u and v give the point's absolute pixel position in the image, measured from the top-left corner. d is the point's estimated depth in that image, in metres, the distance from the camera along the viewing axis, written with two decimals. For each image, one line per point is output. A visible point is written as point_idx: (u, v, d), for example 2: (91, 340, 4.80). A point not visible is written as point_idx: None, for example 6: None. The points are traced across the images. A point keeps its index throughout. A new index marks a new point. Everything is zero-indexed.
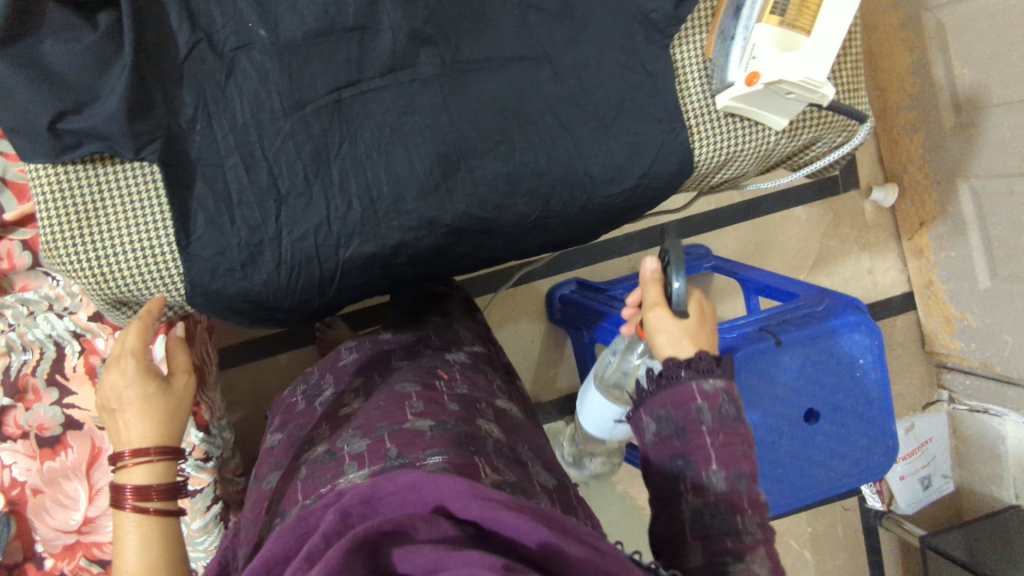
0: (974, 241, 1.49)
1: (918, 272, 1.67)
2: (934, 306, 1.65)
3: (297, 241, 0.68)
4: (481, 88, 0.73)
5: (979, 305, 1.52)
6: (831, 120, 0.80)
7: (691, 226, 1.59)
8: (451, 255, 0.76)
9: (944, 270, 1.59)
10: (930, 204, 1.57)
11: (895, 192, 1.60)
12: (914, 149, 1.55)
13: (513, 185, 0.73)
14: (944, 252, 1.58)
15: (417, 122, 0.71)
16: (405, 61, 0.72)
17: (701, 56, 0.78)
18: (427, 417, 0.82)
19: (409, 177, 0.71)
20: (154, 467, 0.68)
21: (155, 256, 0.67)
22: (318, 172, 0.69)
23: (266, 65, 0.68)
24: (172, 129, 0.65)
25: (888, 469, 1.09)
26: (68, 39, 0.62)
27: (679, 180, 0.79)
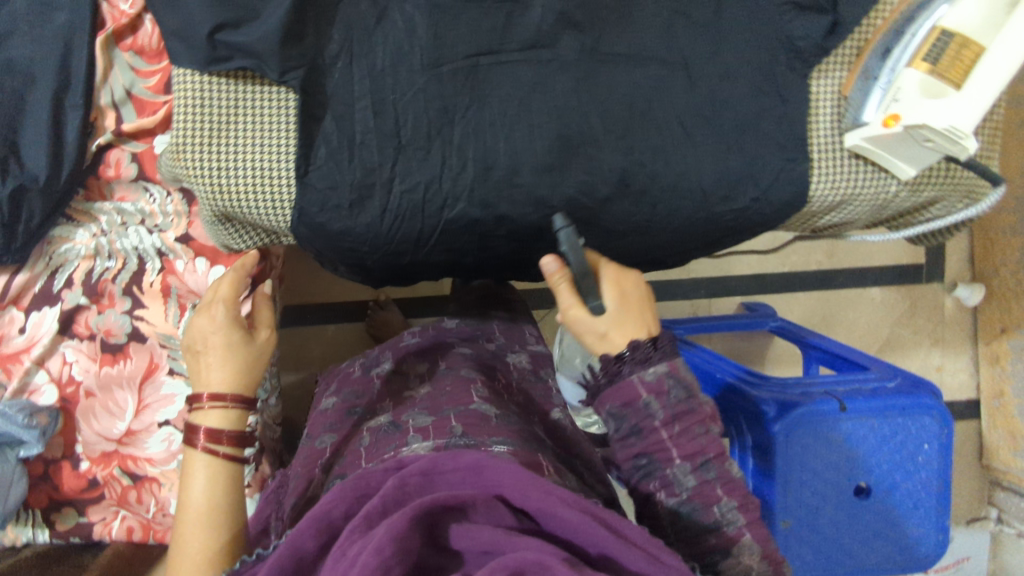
0: None
1: (988, 381, 1.60)
2: (1000, 417, 1.57)
3: (409, 193, 0.70)
4: (614, 82, 0.73)
5: None
6: (957, 180, 0.78)
7: (761, 285, 1.57)
8: (550, 237, 0.76)
9: (1018, 383, 1.52)
10: (1015, 311, 1.51)
11: (981, 293, 1.56)
12: (1009, 253, 1.49)
13: (626, 182, 0.73)
14: (1023, 364, 1.51)
15: (545, 103, 0.71)
16: (546, 42, 0.72)
17: (838, 94, 0.77)
18: (491, 404, 0.85)
19: (527, 151, 0.70)
20: (226, 413, 0.76)
21: (271, 179, 0.69)
22: (441, 130, 0.70)
23: (416, 18, 0.70)
24: (315, 61, 0.68)
25: (933, 564, 1.03)
26: None
27: (788, 214, 0.77)
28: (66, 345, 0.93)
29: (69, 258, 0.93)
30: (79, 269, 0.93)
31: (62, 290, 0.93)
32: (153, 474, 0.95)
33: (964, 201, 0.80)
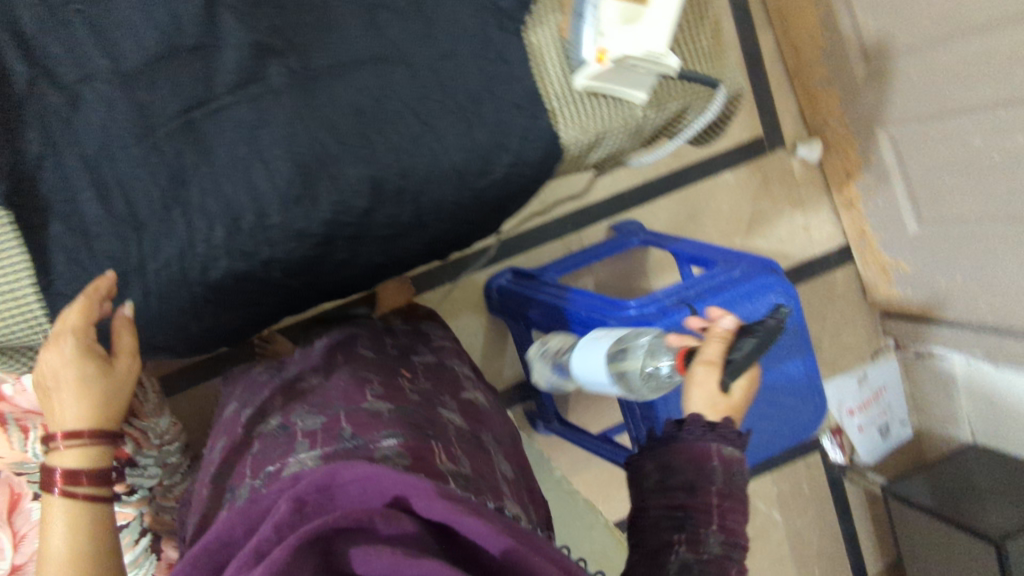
0: (898, 188, 1.57)
1: (851, 223, 1.68)
2: (871, 256, 1.66)
3: (203, 241, 0.88)
4: (331, 94, 0.89)
5: (908, 249, 1.60)
6: (690, 91, 0.97)
7: (618, 206, 1.63)
8: (344, 236, 0.91)
9: (875, 218, 1.64)
10: (853, 156, 1.63)
11: (820, 147, 1.67)
12: (832, 103, 1.61)
13: (374, 187, 0.89)
14: (872, 202, 1.64)
15: (275, 138, 0.87)
16: (255, 72, 0.87)
17: (557, 38, 0.94)
18: (384, 402, 0.96)
19: (269, 190, 0.87)
20: (83, 451, 0.76)
21: (15, 295, 0.86)
22: (178, 194, 0.87)
23: (113, 94, 0.86)
24: (16, 166, 0.84)
25: (817, 427, 1.10)
26: None
27: (548, 162, 0.95)
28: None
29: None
30: None
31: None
32: None
33: (679, 99, 0.98)
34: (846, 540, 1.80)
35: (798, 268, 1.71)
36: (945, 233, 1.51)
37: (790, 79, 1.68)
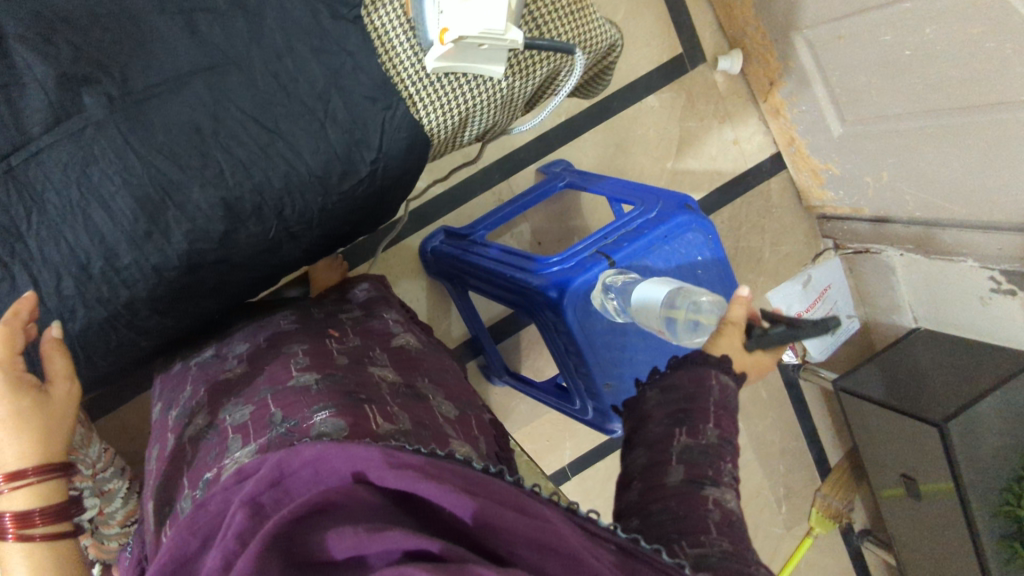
0: (819, 91, 1.39)
1: (779, 130, 1.57)
2: (801, 161, 1.57)
3: (61, 248, 0.57)
4: (163, 116, 0.57)
5: (838, 153, 1.45)
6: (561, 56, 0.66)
7: (546, 143, 1.39)
8: (257, 206, 0.61)
9: (801, 126, 1.49)
10: (773, 62, 1.45)
11: (741, 58, 1.50)
12: (747, 9, 1.42)
13: (234, 210, 0.60)
14: (797, 108, 1.47)
15: (146, 78, 0.57)
16: (69, 109, 0.56)
17: (403, 16, 0.61)
18: (312, 370, 0.63)
19: (117, 233, 0.58)
20: (39, 491, 0.50)
21: None
22: (15, 252, 0.57)
23: None
24: None
25: None
26: None
27: (417, 153, 0.65)
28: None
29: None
30: None
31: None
32: None
33: (587, 13, 0.67)
34: (807, 439, 1.52)
35: (731, 184, 1.58)
36: (867, 133, 1.33)
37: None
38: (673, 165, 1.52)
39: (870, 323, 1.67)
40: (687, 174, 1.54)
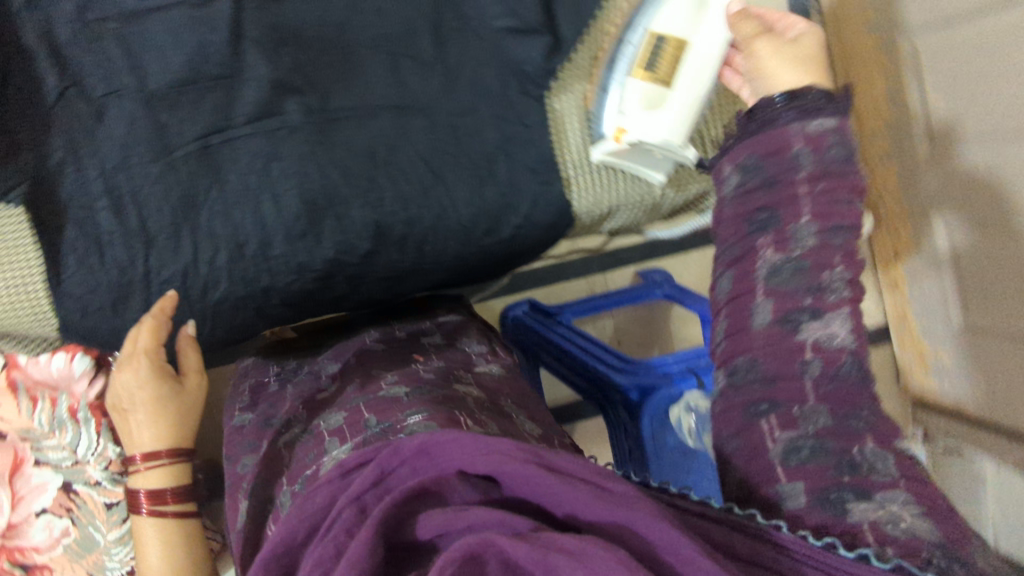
0: (947, 279, 1.38)
1: (894, 304, 1.59)
2: (909, 340, 1.56)
3: (227, 225, 0.63)
4: (348, 139, 0.63)
5: (950, 343, 1.42)
6: None
7: (652, 250, 1.39)
8: (403, 236, 0.65)
9: (917, 304, 1.49)
10: (905, 235, 1.46)
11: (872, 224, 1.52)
12: (891, 180, 1.46)
13: (382, 234, 0.64)
14: (918, 286, 1.47)
15: (343, 100, 0.63)
16: (270, 110, 0.62)
17: (583, 107, 0.66)
18: (402, 383, 0.69)
19: (277, 225, 0.63)
20: (162, 475, 0.70)
21: (23, 298, 0.61)
22: (187, 217, 0.62)
23: (99, 31, 0.60)
24: (41, 172, 0.60)
25: None
26: None
27: (558, 232, 0.69)
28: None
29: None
30: None
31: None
32: (42, 561, 0.86)
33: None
34: None
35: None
36: (984, 332, 1.30)
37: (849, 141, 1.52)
38: None
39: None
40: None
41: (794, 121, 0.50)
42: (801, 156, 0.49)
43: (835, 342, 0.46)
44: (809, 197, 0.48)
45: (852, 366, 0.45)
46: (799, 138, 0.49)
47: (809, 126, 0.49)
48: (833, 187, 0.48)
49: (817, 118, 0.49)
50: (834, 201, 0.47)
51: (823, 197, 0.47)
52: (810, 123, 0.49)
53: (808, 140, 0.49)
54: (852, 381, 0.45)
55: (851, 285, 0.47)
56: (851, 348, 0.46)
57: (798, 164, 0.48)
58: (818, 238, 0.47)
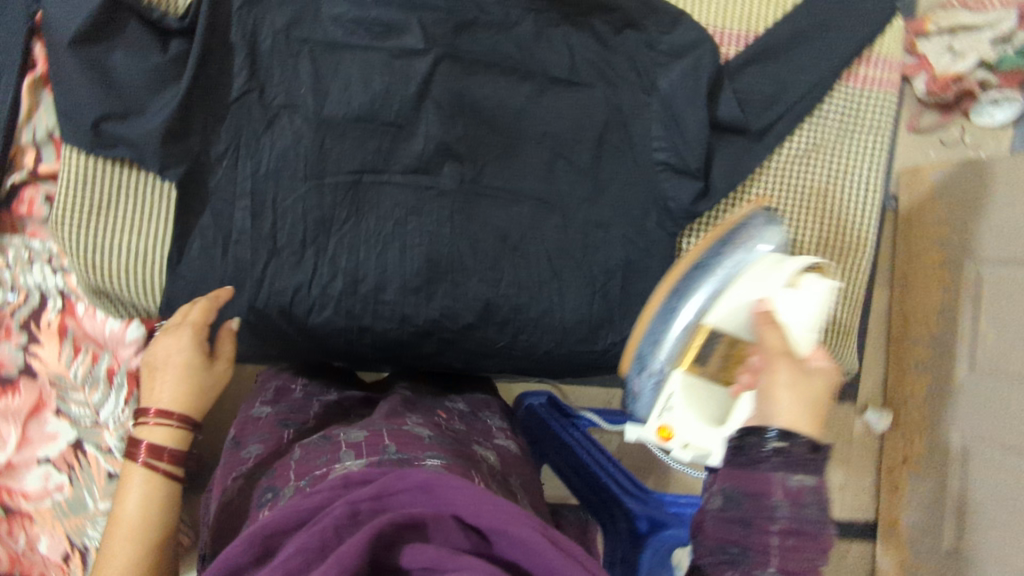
0: (953, 486, 1.21)
1: (887, 506, 1.40)
2: (892, 545, 1.37)
3: (351, 258, 0.64)
4: (487, 217, 0.66)
5: (939, 566, 1.24)
6: None
7: None
8: (506, 319, 0.67)
9: (913, 517, 1.32)
10: (919, 443, 1.31)
11: (889, 421, 1.38)
12: (918, 389, 1.31)
13: (489, 313, 0.66)
14: (919, 498, 1.31)
15: (495, 180, 0.66)
16: (426, 168, 0.65)
17: None
18: (426, 428, 0.59)
19: (395, 273, 0.65)
20: (172, 433, 0.61)
21: (144, 264, 0.63)
22: (316, 240, 0.64)
23: (299, 49, 0.63)
24: (200, 159, 0.62)
25: None
26: (137, 53, 0.59)
27: None
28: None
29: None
30: None
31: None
32: None
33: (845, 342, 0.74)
34: None
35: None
36: (978, 572, 1.13)
37: (887, 339, 1.41)
38: None
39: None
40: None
41: (779, 470, 0.45)
42: (781, 507, 0.43)
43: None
44: (779, 551, 0.43)
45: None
46: (783, 489, 0.44)
47: (789, 480, 0.44)
48: (807, 546, 0.43)
49: (817, 473, 0.45)
50: (806, 559, 0.43)
51: (797, 550, 0.43)
52: (791, 477, 0.44)
53: (791, 491, 0.44)
54: (814, 520, 0.44)
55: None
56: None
57: (774, 509, 0.43)
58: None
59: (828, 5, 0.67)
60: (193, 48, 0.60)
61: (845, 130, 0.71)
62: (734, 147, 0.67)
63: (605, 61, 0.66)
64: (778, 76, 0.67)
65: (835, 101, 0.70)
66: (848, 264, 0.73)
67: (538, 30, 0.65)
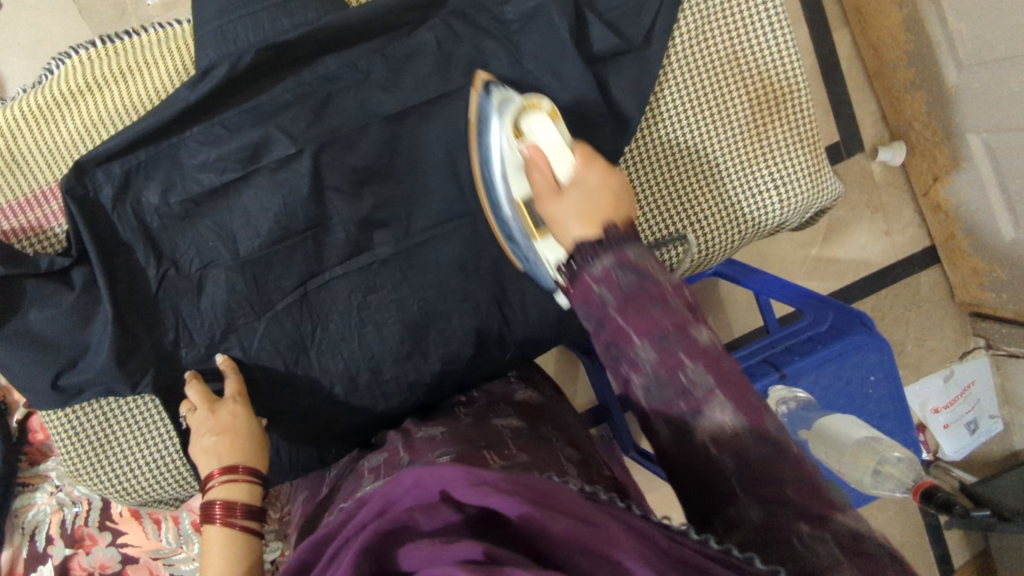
0: (993, 192, 1.15)
1: (936, 225, 1.29)
2: (960, 260, 1.28)
3: (338, 361, 0.67)
4: (436, 259, 0.67)
5: (1009, 261, 1.17)
6: (794, 203, 0.73)
7: None
8: (501, 335, 0.70)
9: (966, 225, 1.23)
10: (942, 157, 1.20)
11: (905, 151, 1.24)
12: (918, 106, 1.19)
13: (485, 340, 0.69)
14: (966, 206, 1.21)
15: (425, 222, 0.67)
16: (359, 248, 0.66)
17: (654, 176, 0.71)
18: (439, 425, 0.61)
19: (382, 351, 0.67)
20: (242, 489, 0.59)
21: (168, 466, 0.66)
22: (298, 361, 0.66)
23: (182, 209, 0.62)
24: (162, 356, 0.63)
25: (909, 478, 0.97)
26: (51, 304, 0.60)
27: None
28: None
29: (40, 520, 0.88)
30: (49, 524, 0.88)
31: (46, 547, 0.88)
32: None
33: (823, 178, 0.74)
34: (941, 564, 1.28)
35: (876, 273, 1.30)
36: None
37: (869, 76, 1.26)
38: (819, 255, 1.27)
39: (1021, 453, 1.37)
40: (835, 262, 1.27)
41: (585, 268, 0.47)
42: (604, 293, 0.46)
43: (727, 429, 0.41)
44: (627, 323, 0.45)
45: (753, 441, 0.41)
46: (591, 279, 0.46)
47: (594, 269, 0.47)
48: (641, 304, 0.44)
49: (612, 248, 0.47)
50: (648, 313, 0.44)
51: (636, 313, 0.44)
52: (593, 266, 0.47)
53: (600, 277, 0.46)
54: (633, 290, 0.45)
55: (711, 371, 0.43)
56: (747, 425, 0.41)
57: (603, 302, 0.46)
58: (657, 351, 0.44)
59: None
60: (96, 272, 0.60)
61: None
62: (628, 67, 0.67)
63: (466, 59, 0.65)
64: None
65: None
66: (788, 108, 0.72)
67: (389, 64, 0.64)
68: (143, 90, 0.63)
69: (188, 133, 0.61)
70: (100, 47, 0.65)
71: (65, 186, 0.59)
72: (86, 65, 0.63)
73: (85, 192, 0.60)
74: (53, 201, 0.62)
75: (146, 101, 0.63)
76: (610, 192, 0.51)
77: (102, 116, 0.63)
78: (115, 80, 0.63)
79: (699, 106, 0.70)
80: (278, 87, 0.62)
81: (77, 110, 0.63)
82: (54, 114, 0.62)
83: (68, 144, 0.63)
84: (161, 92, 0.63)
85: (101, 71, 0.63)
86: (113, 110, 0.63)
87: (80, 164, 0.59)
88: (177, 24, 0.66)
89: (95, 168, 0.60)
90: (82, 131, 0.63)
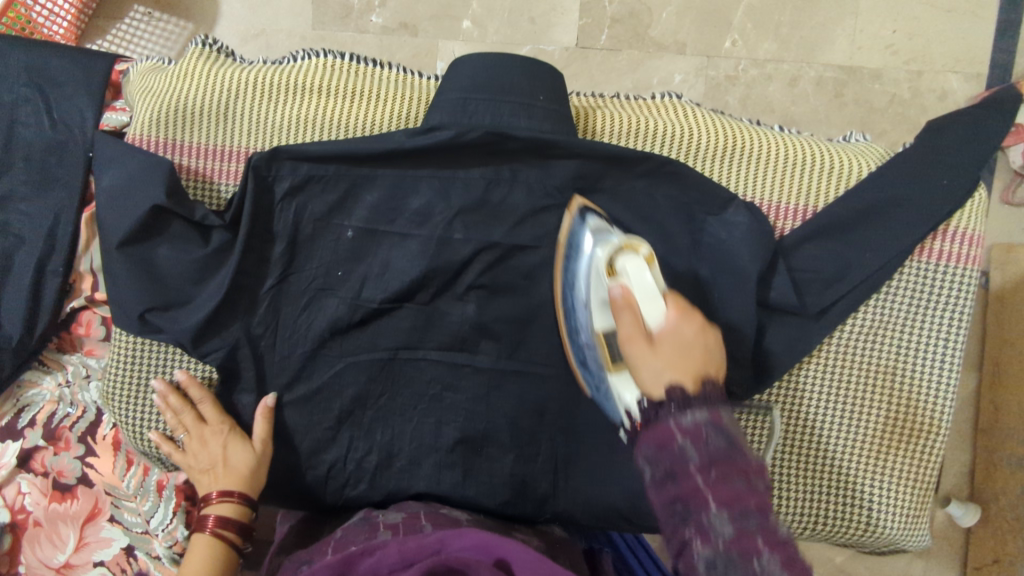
0: None
1: None
2: None
3: (386, 433, 0.65)
4: (523, 394, 0.66)
5: None
6: (879, 536, 0.67)
7: None
8: (545, 497, 0.66)
9: None
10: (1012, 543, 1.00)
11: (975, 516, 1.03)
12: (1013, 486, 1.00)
13: (524, 490, 0.66)
14: None
15: (533, 353, 0.66)
16: (465, 344, 0.66)
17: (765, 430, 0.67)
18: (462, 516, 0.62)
19: (431, 448, 0.65)
20: (232, 505, 0.63)
21: None
22: (351, 414, 0.65)
23: (335, 227, 0.64)
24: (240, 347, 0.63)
25: None
26: (181, 247, 0.61)
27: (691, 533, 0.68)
28: (22, 476, 0.86)
29: (35, 400, 0.88)
30: (42, 411, 0.88)
31: (24, 428, 0.88)
32: None
33: (918, 526, 0.68)
34: None
35: None
36: None
37: (975, 430, 1.09)
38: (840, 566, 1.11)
39: None
40: None
41: (673, 414, 0.43)
42: (688, 448, 0.41)
43: None
44: (710, 488, 0.39)
45: None
46: (679, 428, 0.42)
47: (683, 420, 0.42)
48: (728, 474, 0.40)
49: (710, 406, 0.43)
50: (733, 486, 0.40)
51: (720, 482, 0.40)
52: (684, 416, 0.42)
53: (688, 430, 0.42)
54: (720, 447, 0.40)
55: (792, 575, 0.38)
56: None
57: (684, 456, 0.41)
58: (735, 529, 0.38)
59: (892, 177, 0.62)
60: (235, 243, 0.61)
61: (917, 308, 0.66)
62: (790, 326, 0.64)
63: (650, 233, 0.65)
64: (841, 254, 0.63)
65: (903, 278, 0.66)
66: (922, 448, 0.67)
67: None
68: (361, 116, 0.66)
69: (382, 171, 0.63)
70: (344, 61, 0.68)
71: (255, 162, 0.61)
72: (326, 71, 0.68)
73: (266, 174, 0.62)
74: (234, 162, 0.66)
75: (360, 128, 0.66)
76: (705, 346, 0.48)
77: (314, 117, 0.66)
78: (345, 95, 0.66)
79: (846, 394, 0.67)
80: (477, 170, 0.63)
81: (296, 103, 0.67)
82: (278, 95, 0.66)
83: (273, 125, 0.66)
84: (375, 125, 0.66)
85: (335, 83, 0.67)
86: (325, 116, 0.66)
87: (276, 151, 0.61)
88: (422, 78, 0.69)
89: (286, 160, 0.62)
90: (291, 120, 0.66)
